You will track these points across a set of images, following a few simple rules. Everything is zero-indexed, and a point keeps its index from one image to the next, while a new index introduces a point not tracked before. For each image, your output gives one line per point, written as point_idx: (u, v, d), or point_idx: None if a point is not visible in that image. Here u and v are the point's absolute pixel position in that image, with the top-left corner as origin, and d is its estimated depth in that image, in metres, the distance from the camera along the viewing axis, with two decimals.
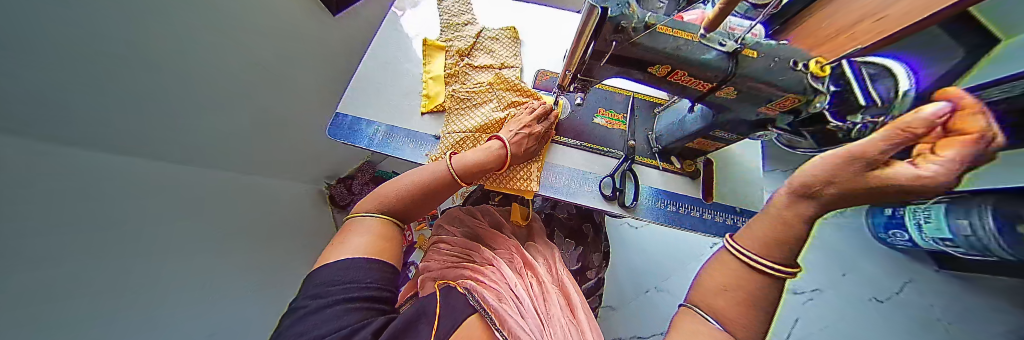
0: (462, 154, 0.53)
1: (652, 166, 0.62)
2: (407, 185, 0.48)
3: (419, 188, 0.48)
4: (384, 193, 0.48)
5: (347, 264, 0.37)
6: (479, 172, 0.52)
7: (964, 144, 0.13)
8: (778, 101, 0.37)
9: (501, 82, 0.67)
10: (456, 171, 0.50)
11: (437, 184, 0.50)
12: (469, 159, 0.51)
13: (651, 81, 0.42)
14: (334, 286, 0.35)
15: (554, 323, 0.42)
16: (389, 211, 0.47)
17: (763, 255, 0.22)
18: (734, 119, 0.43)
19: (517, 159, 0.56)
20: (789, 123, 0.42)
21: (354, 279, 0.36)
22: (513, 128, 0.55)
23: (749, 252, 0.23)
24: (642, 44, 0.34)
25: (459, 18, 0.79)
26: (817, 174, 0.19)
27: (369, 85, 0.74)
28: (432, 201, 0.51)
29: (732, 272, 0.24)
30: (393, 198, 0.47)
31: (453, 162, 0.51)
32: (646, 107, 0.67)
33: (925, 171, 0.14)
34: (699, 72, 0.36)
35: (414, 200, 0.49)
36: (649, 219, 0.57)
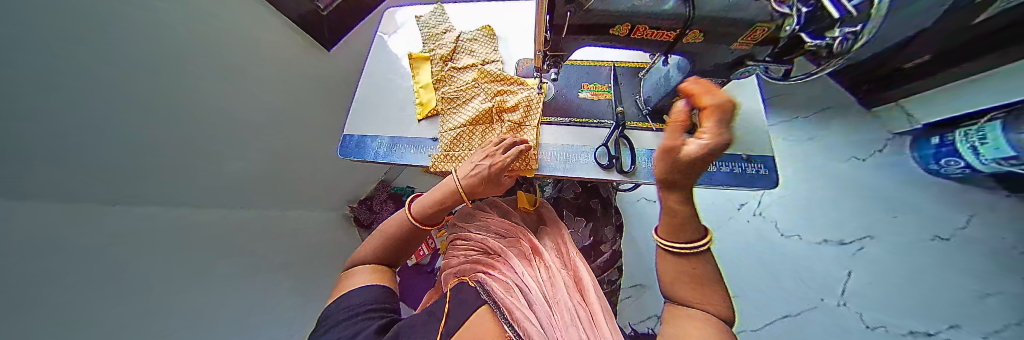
0: (420, 198, 0.57)
1: (645, 129, 0.62)
2: (379, 240, 0.54)
3: (391, 239, 0.54)
4: (371, 243, 0.55)
5: (355, 290, 0.44)
6: (436, 213, 0.55)
7: (712, 119, 0.21)
8: (747, 34, 0.37)
9: (485, 75, 0.70)
10: (414, 218, 0.54)
11: (407, 232, 0.55)
12: (424, 203, 0.54)
13: (621, 43, 0.43)
14: (341, 308, 0.41)
15: (560, 305, 0.43)
16: (374, 263, 0.53)
17: (675, 240, 0.27)
18: (711, 61, 0.44)
19: (477, 192, 0.56)
20: (769, 54, 0.41)
21: (350, 303, 0.41)
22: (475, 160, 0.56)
23: (662, 237, 0.28)
24: (595, 8, 0.35)
25: (438, 27, 0.83)
26: (662, 176, 0.26)
27: (368, 105, 0.80)
28: (408, 245, 0.56)
29: (675, 260, 0.27)
30: (369, 253, 0.53)
31: (411, 208, 0.55)
32: (629, 73, 0.68)
33: (693, 147, 0.21)
34: (659, 23, 0.36)
35: (388, 251, 0.54)
36: (651, 181, 0.57)
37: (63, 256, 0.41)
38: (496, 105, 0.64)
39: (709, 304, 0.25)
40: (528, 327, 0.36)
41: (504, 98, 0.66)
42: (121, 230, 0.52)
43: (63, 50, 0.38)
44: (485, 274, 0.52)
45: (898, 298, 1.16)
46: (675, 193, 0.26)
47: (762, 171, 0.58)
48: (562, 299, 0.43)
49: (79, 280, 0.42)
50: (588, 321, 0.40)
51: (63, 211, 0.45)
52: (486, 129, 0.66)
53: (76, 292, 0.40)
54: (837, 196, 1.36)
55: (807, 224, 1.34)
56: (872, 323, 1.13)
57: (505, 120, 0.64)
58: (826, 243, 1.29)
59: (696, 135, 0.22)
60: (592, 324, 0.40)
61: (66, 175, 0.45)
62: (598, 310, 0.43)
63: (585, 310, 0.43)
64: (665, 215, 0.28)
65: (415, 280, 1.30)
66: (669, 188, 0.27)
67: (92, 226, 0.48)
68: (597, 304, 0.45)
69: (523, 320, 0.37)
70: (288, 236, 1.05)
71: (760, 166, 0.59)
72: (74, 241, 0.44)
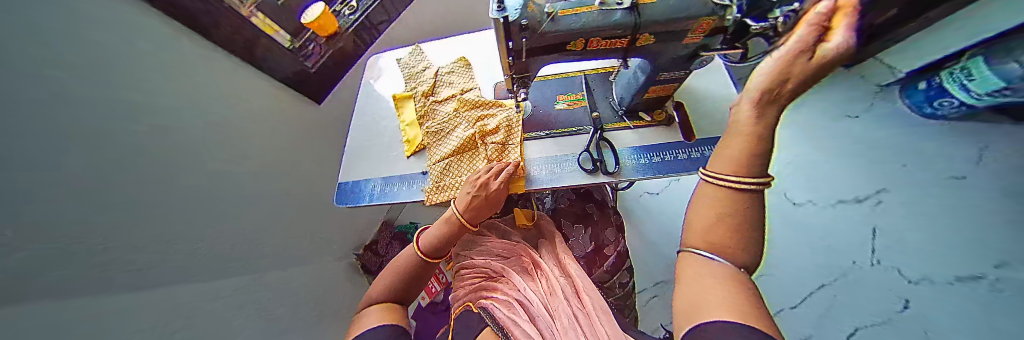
0: (428, 232, 0.57)
1: (622, 129, 0.63)
2: (389, 275, 0.55)
3: (400, 276, 0.55)
4: (381, 282, 0.55)
5: (368, 332, 0.44)
6: (443, 246, 0.55)
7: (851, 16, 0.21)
8: (695, 27, 0.39)
9: (464, 104, 0.73)
10: (423, 254, 0.55)
11: (414, 270, 0.56)
12: (434, 236, 0.55)
13: (580, 55, 0.46)
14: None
15: (560, 315, 0.43)
16: (385, 299, 0.53)
17: (736, 172, 0.25)
18: (670, 58, 0.46)
19: (477, 218, 0.57)
20: (722, 42, 0.43)
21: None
22: (469, 190, 0.56)
23: (726, 173, 0.25)
24: (548, 31, 0.38)
25: (416, 66, 0.87)
26: (759, 88, 0.25)
27: (358, 149, 0.82)
28: (420, 282, 0.57)
29: (709, 203, 0.27)
30: (380, 290, 0.54)
31: (420, 244, 0.55)
32: (600, 78, 0.71)
33: (840, 42, 0.22)
34: (609, 34, 0.39)
35: (403, 288, 0.54)
36: (639, 177, 0.58)
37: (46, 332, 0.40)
38: (479, 130, 0.66)
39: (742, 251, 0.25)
40: None
41: (487, 122, 0.68)
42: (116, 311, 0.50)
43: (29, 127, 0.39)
44: (490, 299, 0.52)
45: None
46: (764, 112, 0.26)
47: None
48: (560, 313, 0.43)
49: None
50: (588, 325, 0.41)
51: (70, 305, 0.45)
52: (474, 154, 0.67)
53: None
54: (842, 156, 1.33)
55: (814, 190, 1.32)
56: None
57: (489, 143, 0.65)
58: (842, 203, 1.24)
59: (829, 39, 0.22)
60: (591, 328, 0.40)
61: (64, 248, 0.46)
62: (592, 310, 0.43)
63: (585, 318, 0.42)
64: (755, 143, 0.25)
65: (432, 320, 1.27)
66: (757, 105, 0.25)
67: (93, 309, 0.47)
68: (596, 307, 0.44)
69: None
70: (297, 292, 1.03)
71: None
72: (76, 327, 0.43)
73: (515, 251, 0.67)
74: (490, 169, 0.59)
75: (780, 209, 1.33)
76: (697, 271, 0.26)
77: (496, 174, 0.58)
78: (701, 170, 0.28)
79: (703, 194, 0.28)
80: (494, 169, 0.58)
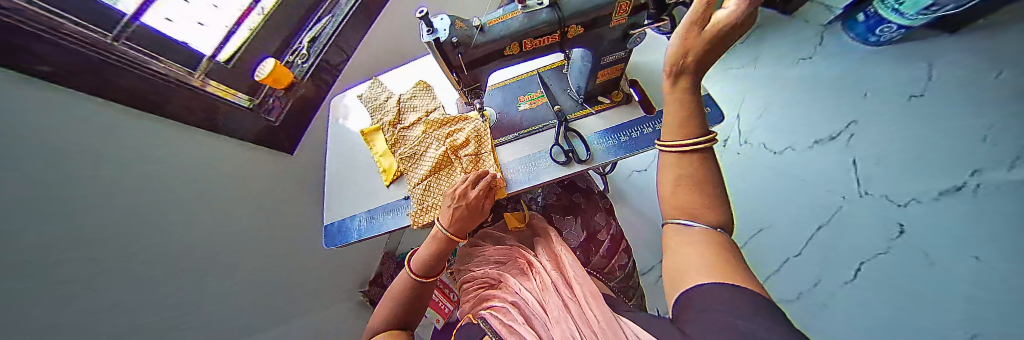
0: (419, 253, 0.57)
1: (585, 116, 0.65)
2: (388, 299, 0.55)
3: (398, 301, 0.54)
4: (382, 310, 0.54)
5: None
6: (436, 264, 0.55)
7: None
8: (616, 10, 0.41)
9: (430, 124, 0.73)
10: (416, 274, 0.55)
11: (413, 291, 0.55)
12: (425, 255, 0.55)
13: (521, 58, 0.47)
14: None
15: (551, 310, 0.43)
16: (388, 326, 0.52)
17: (682, 137, 0.27)
18: (607, 42, 0.48)
19: (465, 230, 0.57)
20: (647, 18, 0.45)
21: None
22: (449, 204, 0.56)
23: (676, 140, 0.28)
24: (483, 42, 0.40)
25: (379, 98, 0.88)
26: (675, 60, 0.27)
27: (337, 189, 0.82)
28: (421, 303, 0.56)
29: (672, 166, 0.28)
30: (381, 318, 0.53)
31: (412, 266, 0.56)
32: (555, 73, 0.73)
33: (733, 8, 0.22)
34: (538, 33, 0.41)
35: (405, 310, 0.54)
36: (611, 159, 0.58)
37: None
38: (448, 146, 0.66)
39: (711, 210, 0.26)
40: None
41: (455, 137, 0.69)
42: None
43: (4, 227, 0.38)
44: (492, 306, 0.52)
45: (911, 170, 1.13)
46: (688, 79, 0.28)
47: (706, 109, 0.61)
48: (551, 307, 0.43)
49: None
50: (579, 313, 0.40)
51: None
52: (450, 170, 0.68)
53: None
54: (807, 96, 1.38)
55: (790, 135, 1.34)
56: (901, 200, 1.11)
57: (461, 156, 0.66)
58: (819, 144, 1.29)
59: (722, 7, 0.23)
60: (583, 314, 0.40)
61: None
62: (582, 295, 0.43)
63: (577, 307, 0.42)
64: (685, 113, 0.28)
65: None
66: (681, 76, 0.28)
67: None
68: (587, 293, 0.43)
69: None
70: None
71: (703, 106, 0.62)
72: None
73: (510, 255, 0.67)
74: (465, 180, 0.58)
75: (760, 160, 1.35)
76: (679, 243, 0.26)
77: (473, 183, 0.57)
78: (657, 143, 0.31)
79: (663, 164, 0.30)
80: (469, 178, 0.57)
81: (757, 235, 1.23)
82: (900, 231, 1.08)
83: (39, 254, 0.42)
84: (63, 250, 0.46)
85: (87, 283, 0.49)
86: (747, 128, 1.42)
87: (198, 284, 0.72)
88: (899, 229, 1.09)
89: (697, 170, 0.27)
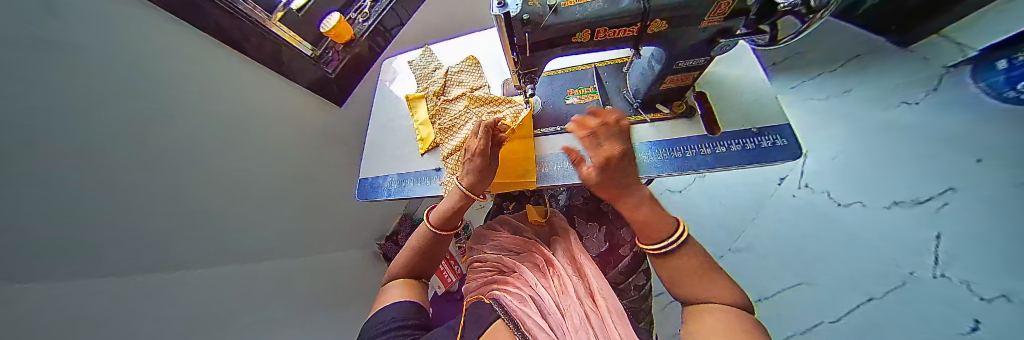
0: (439, 206, 0.59)
1: (637, 122, 0.61)
2: (407, 250, 0.59)
3: (416, 251, 0.58)
4: (399, 259, 0.59)
5: (389, 307, 0.48)
6: (453, 217, 0.57)
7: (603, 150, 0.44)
8: (712, 11, 0.35)
9: (474, 100, 0.73)
10: (434, 228, 0.58)
11: (432, 243, 0.59)
12: (444, 209, 0.57)
13: (587, 47, 0.44)
14: (377, 326, 0.45)
15: (569, 311, 0.43)
16: (404, 275, 0.57)
17: (650, 240, 0.41)
18: (687, 45, 0.43)
19: (477, 190, 0.58)
20: (744, 25, 0.39)
21: (384, 319, 0.46)
22: (466, 161, 0.56)
23: (651, 244, 0.41)
24: (554, 23, 0.37)
25: (428, 67, 0.90)
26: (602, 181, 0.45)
27: (376, 148, 0.86)
28: (436, 258, 0.61)
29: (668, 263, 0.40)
30: (399, 266, 0.58)
31: (430, 220, 0.58)
32: (612, 70, 0.68)
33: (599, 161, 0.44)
34: (615, 23, 0.37)
35: (418, 264, 0.58)
36: (656, 174, 0.55)
37: (85, 310, 0.45)
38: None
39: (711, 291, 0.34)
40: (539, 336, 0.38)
41: (495, 118, 0.68)
42: (132, 294, 0.53)
43: (48, 122, 0.41)
44: (501, 290, 0.53)
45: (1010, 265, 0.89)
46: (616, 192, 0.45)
47: (780, 142, 0.54)
48: (572, 313, 0.42)
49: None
50: (600, 326, 0.40)
51: (100, 288, 0.49)
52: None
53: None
54: (890, 147, 1.17)
55: (863, 189, 1.15)
56: (986, 293, 0.89)
57: None
58: (897, 205, 1.09)
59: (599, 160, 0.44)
60: (603, 326, 0.40)
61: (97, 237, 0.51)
62: (608, 311, 0.42)
63: (597, 319, 0.42)
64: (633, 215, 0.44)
65: (445, 308, 1.33)
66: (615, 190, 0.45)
67: (126, 290, 0.52)
68: (608, 309, 0.43)
69: (535, 331, 0.39)
70: (323, 280, 1.10)
71: (776, 138, 0.54)
72: (92, 312, 0.45)
73: (528, 247, 0.67)
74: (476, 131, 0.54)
75: (813, 210, 1.20)
76: (698, 318, 0.32)
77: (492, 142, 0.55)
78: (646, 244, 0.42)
79: (665, 261, 0.41)
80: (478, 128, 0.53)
81: (796, 288, 1.12)
82: (972, 329, 0.88)
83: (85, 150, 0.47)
84: (102, 153, 0.50)
85: (118, 188, 0.54)
86: (813, 170, 1.26)
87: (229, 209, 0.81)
88: (971, 325, 0.88)
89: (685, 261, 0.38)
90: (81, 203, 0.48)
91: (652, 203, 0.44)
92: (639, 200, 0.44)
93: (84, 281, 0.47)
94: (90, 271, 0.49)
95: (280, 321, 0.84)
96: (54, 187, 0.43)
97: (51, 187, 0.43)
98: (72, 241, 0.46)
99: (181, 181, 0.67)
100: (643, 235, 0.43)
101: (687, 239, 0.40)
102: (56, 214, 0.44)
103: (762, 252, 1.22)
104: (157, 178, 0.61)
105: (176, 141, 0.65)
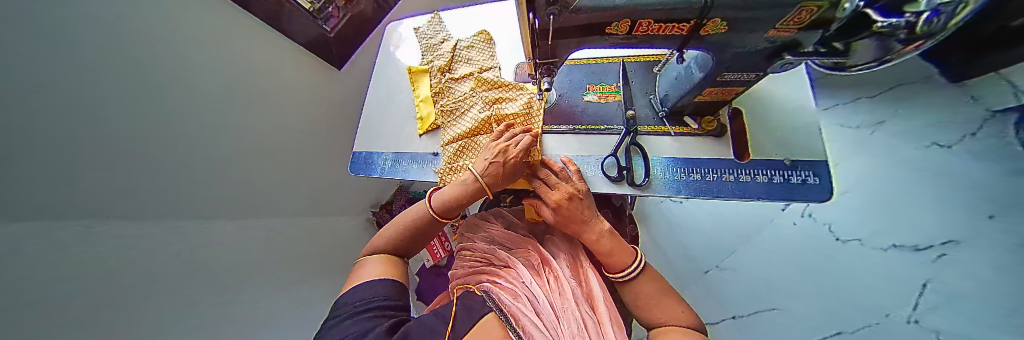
0: (442, 190, 0.56)
1: (661, 134, 0.55)
2: (402, 222, 0.56)
3: (412, 225, 0.54)
4: (387, 233, 0.55)
5: (369, 284, 0.45)
6: (457, 207, 0.54)
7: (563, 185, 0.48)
8: (788, 18, 0.28)
9: (481, 82, 0.66)
10: (435, 210, 0.53)
11: (428, 223, 0.55)
12: (447, 195, 0.54)
13: (622, 41, 0.37)
14: (351, 304, 0.41)
15: (570, 314, 0.41)
16: (386, 248, 0.53)
17: (612, 271, 0.44)
18: (739, 53, 0.36)
19: (492, 189, 0.53)
20: (817, 42, 0.34)
21: (363, 297, 0.42)
22: (488, 156, 0.52)
23: (612, 274, 0.44)
24: (585, 6, 0.29)
25: (435, 37, 0.81)
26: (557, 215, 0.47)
27: (373, 120, 0.80)
28: (423, 237, 0.57)
29: (627, 291, 0.44)
30: (384, 237, 0.54)
31: (433, 201, 0.54)
32: (642, 69, 0.61)
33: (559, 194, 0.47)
34: (667, 18, 0.30)
35: (404, 242, 0.54)
36: (669, 195, 0.50)
37: (116, 261, 0.45)
38: (494, 114, 0.60)
39: (671, 314, 0.38)
40: (534, 334, 0.35)
41: (502, 105, 0.62)
42: (163, 241, 0.54)
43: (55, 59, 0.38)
44: (492, 284, 0.51)
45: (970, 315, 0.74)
46: (574, 225, 0.46)
47: (812, 180, 0.48)
48: (571, 318, 0.40)
49: (109, 295, 0.42)
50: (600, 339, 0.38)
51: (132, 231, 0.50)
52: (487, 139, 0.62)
53: (104, 299, 0.42)
54: (910, 182, 0.98)
55: (875, 225, 1.00)
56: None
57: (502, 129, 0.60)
58: (893, 248, 0.93)
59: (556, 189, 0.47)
60: (602, 339, 0.39)
61: (138, 189, 0.51)
62: (610, 327, 0.41)
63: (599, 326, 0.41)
64: (604, 253, 0.44)
65: (434, 281, 1.35)
66: (568, 223, 0.46)
67: (156, 238, 0.53)
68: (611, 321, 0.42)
69: (530, 329, 0.36)
70: (327, 243, 1.09)
71: (808, 174, 0.49)
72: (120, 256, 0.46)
73: (520, 244, 0.64)
74: (510, 137, 0.54)
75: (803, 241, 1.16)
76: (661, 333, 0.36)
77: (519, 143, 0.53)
78: (608, 275, 0.44)
79: (627, 291, 0.44)
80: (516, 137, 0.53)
81: (762, 313, 1.10)
82: None
83: (99, 94, 0.44)
84: (114, 94, 0.47)
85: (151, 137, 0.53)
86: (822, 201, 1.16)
87: (246, 164, 0.79)
88: None
89: (640, 286, 0.42)
90: (117, 152, 0.47)
91: (612, 234, 0.46)
92: (600, 234, 0.45)
93: (122, 230, 0.48)
94: (134, 214, 0.51)
95: (287, 279, 0.86)
96: (85, 138, 0.42)
97: (81, 130, 0.42)
98: (112, 194, 0.47)
99: (206, 132, 0.66)
100: (607, 265, 0.45)
101: (644, 267, 0.44)
102: (95, 165, 0.44)
103: (747, 271, 1.19)
104: (178, 127, 0.59)
105: (188, 88, 0.61)
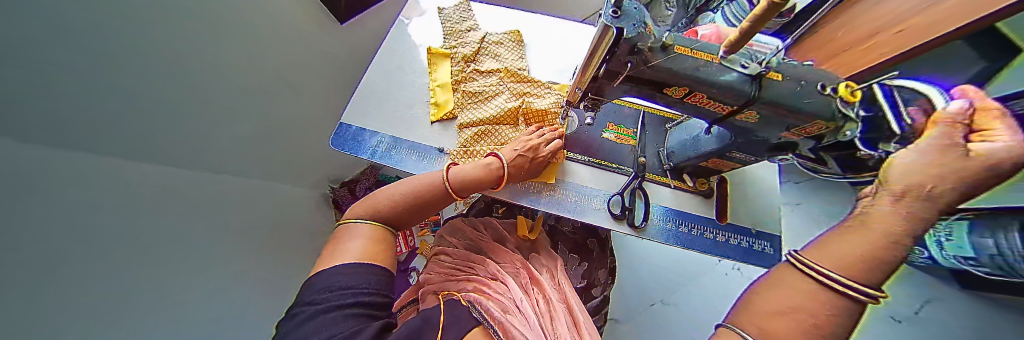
0: (462, 167, 0.53)
1: (663, 184, 0.61)
2: (404, 191, 0.49)
3: (420, 198, 0.49)
4: (386, 201, 0.48)
5: (352, 266, 0.37)
6: (476, 187, 0.52)
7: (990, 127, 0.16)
8: (803, 126, 0.35)
9: (511, 73, 0.69)
10: (451, 185, 0.50)
11: (440, 199, 0.51)
12: (468, 173, 0.51)
13: (665, 102, 0.40)
14: (332, 291, 0.34)
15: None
16: (381, 218, 0.47)
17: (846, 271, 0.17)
18: (755, 139, 0.41)
19: (516, 177, 0.56)
20: (810, 150, 0.40)
21: (350, 285, 0.35)
22: (516, 148, 0.54)
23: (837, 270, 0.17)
24: (659, 64, 0.32)
25: (461, 24, 0.80)
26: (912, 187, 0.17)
27: (376, 92, 0.73)
28: (427, 210, 0.52)
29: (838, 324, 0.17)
30: (385, 206, 0.48)
31: (451, 176, 0.51)
32: (657, 121, 0.66)
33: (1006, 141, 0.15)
34: (719, 94, 0.34)
35: (401, 214, 0.48)
36: (660, 240, 0.55)
37: None
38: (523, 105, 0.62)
39: None
40: None
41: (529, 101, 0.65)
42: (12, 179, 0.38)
43: None
44: (479, 294, 0.49)
45: None
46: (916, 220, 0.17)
47: (768, 250, 0.57)
48: None
49: None
50: None
51: None
52: (509, 129, 0.64)
53: None
54: None
55: None
56: None
57: (528, 123, 0.63)
58: None
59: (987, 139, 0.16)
60: None
61: None
62: None
63: None
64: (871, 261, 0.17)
65: None
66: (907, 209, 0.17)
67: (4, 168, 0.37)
68: None
69: None
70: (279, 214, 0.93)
71: (767, 244, 0.58)
72: None
73: (506, 258, 0.64)
74: (541, 135, 0.57)
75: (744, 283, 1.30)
76: None
77: (547, 141, 0.56)
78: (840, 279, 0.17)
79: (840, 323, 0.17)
80: (547, 135, 0.56)
81: None
82: None
83: None
84: None
85: None
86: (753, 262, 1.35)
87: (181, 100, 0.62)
88: None
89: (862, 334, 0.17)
90: None
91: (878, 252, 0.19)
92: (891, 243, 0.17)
93: None
94: None
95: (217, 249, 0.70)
96: None
97: None
98: None
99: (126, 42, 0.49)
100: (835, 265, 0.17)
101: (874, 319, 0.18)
102: None
103: (686, 309, 1.24)
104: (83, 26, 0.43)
105: None
